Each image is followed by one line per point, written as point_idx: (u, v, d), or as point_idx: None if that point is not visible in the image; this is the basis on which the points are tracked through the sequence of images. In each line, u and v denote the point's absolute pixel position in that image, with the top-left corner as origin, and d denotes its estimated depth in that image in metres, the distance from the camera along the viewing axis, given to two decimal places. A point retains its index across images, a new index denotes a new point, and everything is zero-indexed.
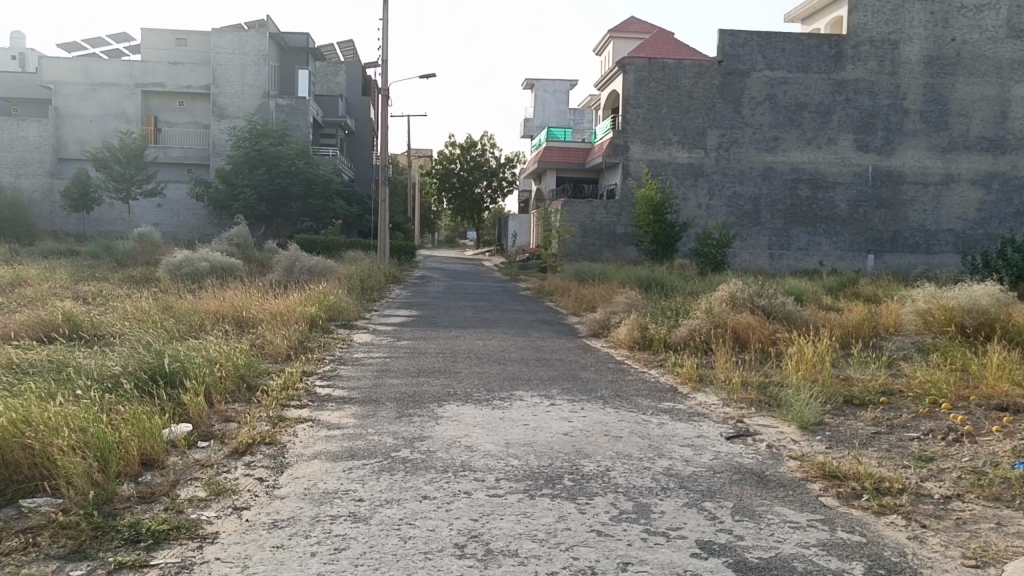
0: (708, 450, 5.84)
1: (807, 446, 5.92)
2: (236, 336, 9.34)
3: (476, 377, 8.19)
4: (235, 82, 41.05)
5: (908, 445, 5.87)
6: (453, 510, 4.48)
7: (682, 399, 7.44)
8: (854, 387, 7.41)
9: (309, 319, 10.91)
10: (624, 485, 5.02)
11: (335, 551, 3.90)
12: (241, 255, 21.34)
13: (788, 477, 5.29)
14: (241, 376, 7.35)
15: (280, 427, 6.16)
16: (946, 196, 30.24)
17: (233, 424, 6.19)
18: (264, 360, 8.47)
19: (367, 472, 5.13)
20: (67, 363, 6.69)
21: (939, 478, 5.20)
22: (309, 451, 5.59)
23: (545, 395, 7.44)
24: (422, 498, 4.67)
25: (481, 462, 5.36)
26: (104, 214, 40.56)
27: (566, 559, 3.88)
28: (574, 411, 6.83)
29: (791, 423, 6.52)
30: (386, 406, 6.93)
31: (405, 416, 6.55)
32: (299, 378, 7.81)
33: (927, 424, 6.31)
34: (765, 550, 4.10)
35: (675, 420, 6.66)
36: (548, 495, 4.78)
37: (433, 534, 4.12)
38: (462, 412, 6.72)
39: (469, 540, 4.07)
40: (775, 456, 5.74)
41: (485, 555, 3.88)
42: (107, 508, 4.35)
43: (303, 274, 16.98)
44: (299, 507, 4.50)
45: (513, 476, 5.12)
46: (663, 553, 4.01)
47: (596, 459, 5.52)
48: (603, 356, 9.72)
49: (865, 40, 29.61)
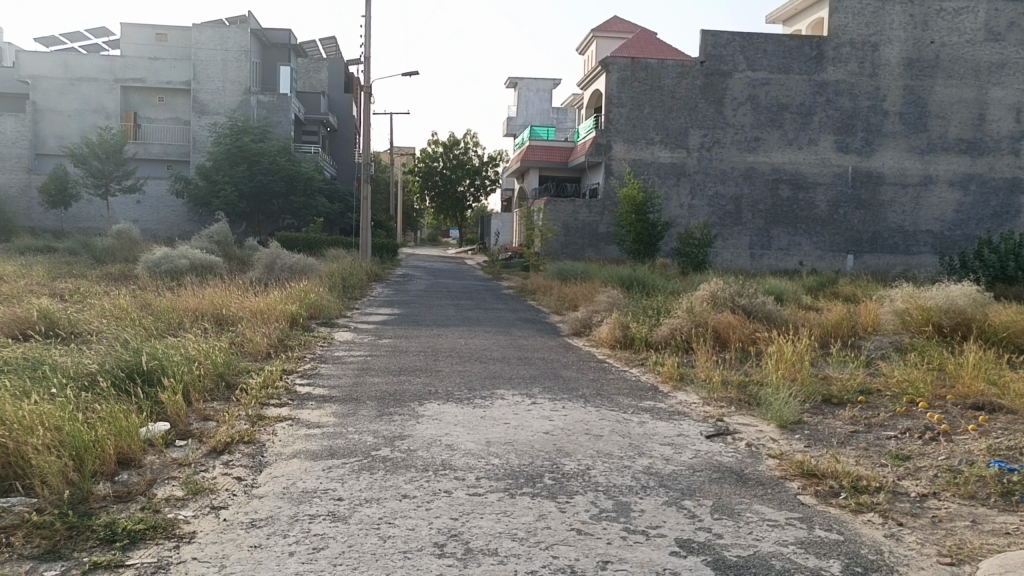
0: (687, 449, 5.86)
1: (786, 445, 5.96)
2: (215, 334, 9.26)
3: (457, 375, 8.17)
4: (216, 78, 40.73)
5: (886, 444, 5.92)
6: (433, 509, 4.46)
7: (662, 398, 7.46)
8: (832, 386, 7.45)
9: (289, 317, 10.84)
10: (604, 484, 5.02)
11: (314, 550, 3.87)
12: (221, 253, 21.19)
13: (767, 475, 5.32)
14: (220, 375, 7.28)
15: (259, 426, 6.12)
16: (925, 197, 30.55)
17: (211, 423, 6.14)
18: (243, 358, 8.40)
19: (346, 471, 5.11)
20: (43, 360, 6.61)
21: (916, 476, 5.25)
22: (288, 450, 5.55)
23: (526, 393, 7.43)
24: (402, 497, 4.65)
25: (461, 461, 5.35)
26: (82, 210, 40.14)
27: (546, 557, 3.88)
28: (556, 410, 6.82)
29: (770, 421, 6.55)
30: (366, 405, 6.90)
31: (385, 415, 6.52)
32: (279, 377, 7.76)
33: (904, 423, 6.36)
34: (744, 548, 4.12)
35: (655, 419, 6.68)
36: (528, 494, 4.77)
37: (413, 534, 4.10)
38: (443, 410, 6.70)
39: (448, 539, 4.05)
40: (754, 454, 5.77)
41: (465, 555, 3.87)
42: (83, 508, 4.30)
43: (284, 272, 16.87)
44: (278, 507, 4.47)
45: (493, 475, 5.11)
46: (643, 551, 4.02)
47: (576, 458, 5.52)
48: (584, 355, 9.73)
49: (846, 42, 29.83)
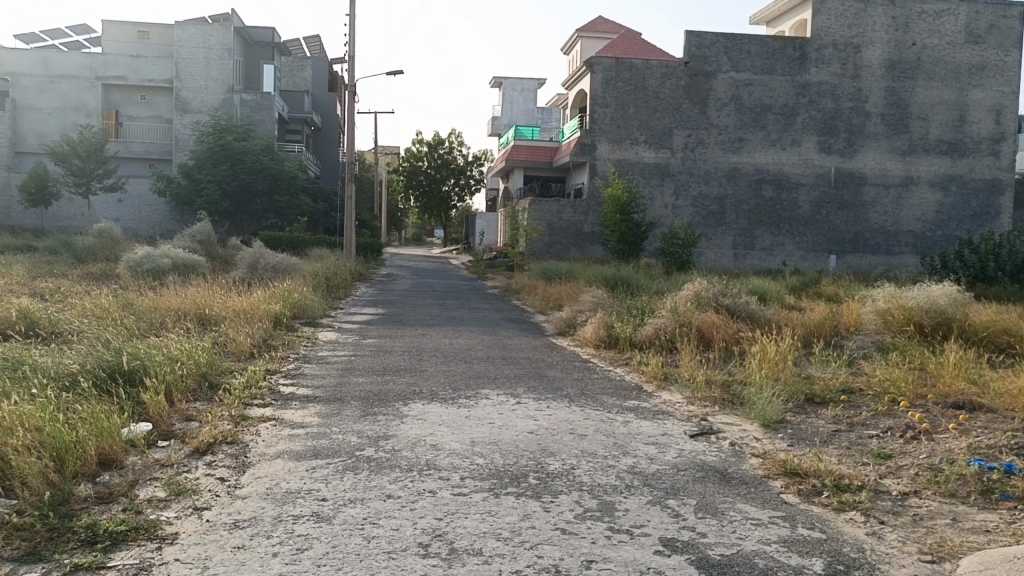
0: (671, 448, 5.88)
1: (769, 444, 5.99)
2: (198, 334, 9.20)
3: (442, 375, 8.15)
4: (199, 76, 40.42)
5: (867, 443, 5.96)
6: (417, 509, 4.45)
7: (646, 398, 7.48)
8: (815, 385, 7.50)
9: (273, 317, 10.79)
10: (588, 483, 5.04)
11: (297, 551, 3.86)
12: (203, 252, 21.05)
13: (750, 474, 5.36)
14: (203, 375, 7.24)
15: (242, 426, 6.09)
16: (906, 197, 30.83)
17: (194, 423, 6.10)
18: (226, 358, 8.35)
19: (330, 472, 5.09)
20: (22, 360, 6.54)
21: (897, 475, 5.29)
22: (271, 450, 5.52)
23: (510, 393, 7.43)
24: (386, 497, 4.64)
25: (446, 461, 5.35)
26: (63, 209, 39.79)
27: (530, 557, 3.89)
28: (540, 410, 6.82)
29: (753, 421, 6.59)
30: (350, 405, 6.88)
31: (370, 415, 6.51)
32: (263, 377, 7.72)
33: (885, 422, 6.41)
34: (727, 546, 4.14)
35: (640, 418, 6.70)
36: (513, 494, 4.78)
37: (397, 534, 4.09)
38: (427, 410, 6.69)
39: (433, 539, 4.05)
40: (737, 453, 5.80)
41: (449, 555, 3.86)
42: (64, 509, 4.26)
43: (267, 271, 16.79)
44: (261, 507, 4.45)
45: (478, 474, 5.11)
46: (627, 550, 4.03)
47: (561, 457, 5.53)
48: (569, 354, 9.74)
49: (828, 43, 30.04)
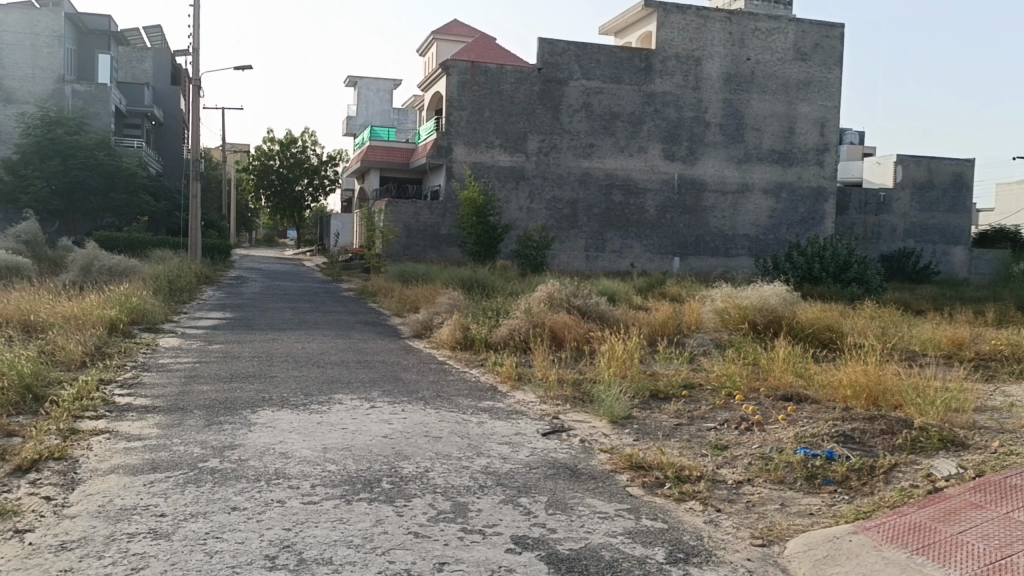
0: (524, 447, 5.99)
1: (616, 439, 6.22)
2: (21, 342, 8.50)
3: (293, 381, 7.92)
4: (24, 62, 37.29)
5: (706, 435, 6.31)
6: (265, 521, 4.30)
7: (501, 398, 7.59)
8: (660, 381, 7.84)
9: (108, 323, 10.12)
10: (442, 485, 5.05)
11: (132, 571, 3.63)
12: (29, 253, 19.44)
13: (598, 469, 5.54)
14: (26, 386, 6.69)
15: (71, 440, 5.67)
16: (744, 203, 32.85)
17: (15, 439, 5.63)
18: (53, 367, 7.76)
19: (170, 485, 4.83)
20: None
21: (732, 464, 5.63)
22: (104, 465, 5.18)
23: (364, 397, 7.32)
24: (231, 509, 4.45)
25: (296, 469, 5.20)
26: None
27: (381, 563, 3.84)
28: (395, 413, 6.76)
29: (602, 417, 6.81)
30: (193, 414, 6.56)
31: (215, 424, 6.23)
32: (95, 387, 7.22)
33: (723, 415, 6.80)
34: (575, 541, 4.26)
35: (494, 419, 6.78)
36: (365, 499, 4.71)
37: (243, 547, 3.94)
38: (277, 417, 6.49)
39: (281, 550, 3.92)
40: (587, 449, 5.98)
41: (298, 566, 3.76)
42: None
43: (102, 274, 15.73)
44: (91, 527, 4.16)
45: (330, 481, 5.01)
46: (479, 551, 4.06)
47: (415, 460, 5.51)
48: (425, 357, 9.72)
49: (672, 55, 31.58)
